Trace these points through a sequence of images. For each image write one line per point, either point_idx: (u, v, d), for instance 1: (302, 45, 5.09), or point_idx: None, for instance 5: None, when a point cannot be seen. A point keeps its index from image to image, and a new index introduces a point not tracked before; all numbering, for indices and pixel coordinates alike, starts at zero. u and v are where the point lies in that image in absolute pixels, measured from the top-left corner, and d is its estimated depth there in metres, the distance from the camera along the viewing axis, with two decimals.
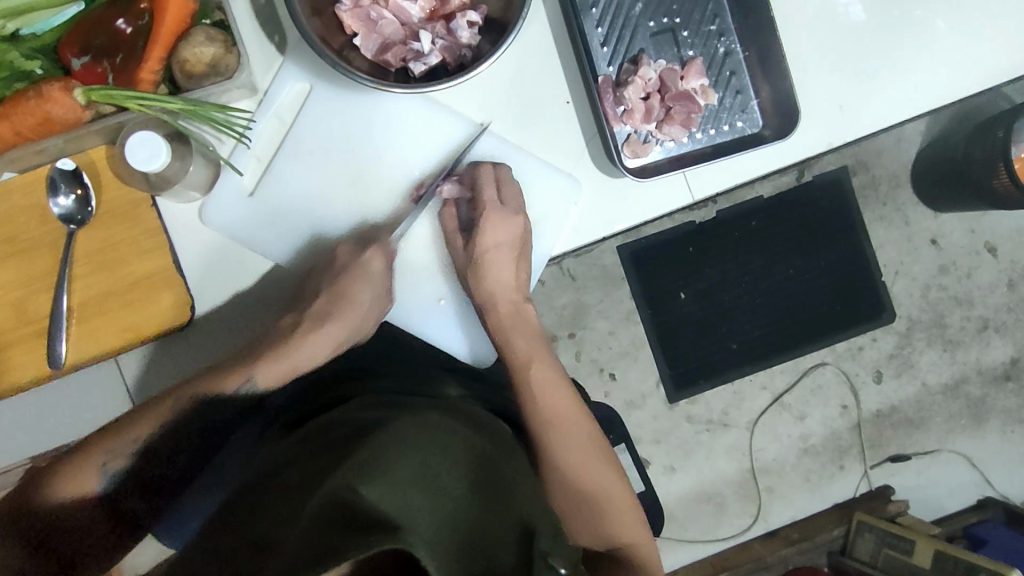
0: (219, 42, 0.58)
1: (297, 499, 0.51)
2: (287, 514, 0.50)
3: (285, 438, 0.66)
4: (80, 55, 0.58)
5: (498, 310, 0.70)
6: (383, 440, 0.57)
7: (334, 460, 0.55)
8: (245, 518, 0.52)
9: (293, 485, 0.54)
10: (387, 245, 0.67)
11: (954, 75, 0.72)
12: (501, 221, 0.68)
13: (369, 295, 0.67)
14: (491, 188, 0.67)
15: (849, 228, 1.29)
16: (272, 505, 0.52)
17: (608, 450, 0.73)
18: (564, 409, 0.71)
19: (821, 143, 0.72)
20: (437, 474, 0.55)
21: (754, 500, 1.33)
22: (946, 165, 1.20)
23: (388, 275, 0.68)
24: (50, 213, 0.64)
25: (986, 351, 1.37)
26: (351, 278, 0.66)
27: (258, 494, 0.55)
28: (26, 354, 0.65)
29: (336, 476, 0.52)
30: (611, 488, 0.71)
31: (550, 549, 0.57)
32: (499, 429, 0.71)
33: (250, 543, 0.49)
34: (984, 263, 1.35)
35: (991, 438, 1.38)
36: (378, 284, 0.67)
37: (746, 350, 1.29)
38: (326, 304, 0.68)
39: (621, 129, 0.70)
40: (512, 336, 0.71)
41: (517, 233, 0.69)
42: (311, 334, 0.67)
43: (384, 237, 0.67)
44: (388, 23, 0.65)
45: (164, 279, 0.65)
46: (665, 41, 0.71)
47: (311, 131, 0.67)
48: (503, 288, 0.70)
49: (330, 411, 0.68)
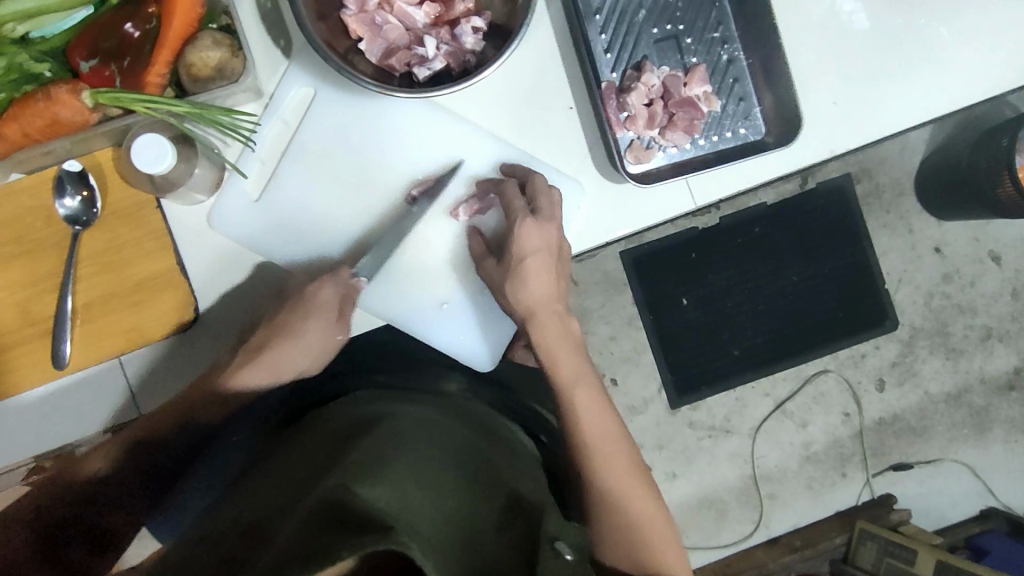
0: (225, 46, 0.59)
1: (291, 499, 0.50)
2: (281, 513, 0.49)
3: (277, 447, 0.65)
4: (88, 59, 0.59)
5: (541, 319, 0.68)
6: (378, 448, 0.56)
7: (328, 466, 0.54)
8: (240, 512, 0.52)
9: (286, 487, 0.53)
10: (343, 280, 0.65)
11: (957, 84, 0.73)
12: (539, 228, 0.66)
13: (311, 331, 0.67)
14: (520, 198, 0.66)
15: (852, 236, 1.29)
16: (266, 501, 0.52)
17: (646, 475, 0.72)
18: (606, 431, 0.70)
19: (824, 151, 0.72)
20: (433, 471, 0.55)
21: (756, 507, 1.33)
22: (950, 173, 1.20)
23: (334, 309, 0.66)
24: (55, 213, 0.64)
25: (990, 360, 1.36)
26: (293, 310, 0.66)
27: (251, 498, 0.54)
28: (30, 354, 0.65)
29: (331, 478, 0.51)
30: (653, 517, 0.70)
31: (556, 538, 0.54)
32: (520, 448, 0.71)
33: (241, 532, 0.49)
34: (988, 272, 1.35)
35: (995, 447, 1.37)
36: (324, 314, 0.66)
37: (748, 356, 1.29)
38: (265, 338, 0.67)
39: (624, 135, 0.71)
40: (557, 356, 0.69)
41: (553, 240, 0.67)
42: (248, 365, 0.66)
43: (337, 270, 0.66)
44: (393, 29, 0.65)
45: (169, 281, 0.66)
46: (668, 48, 0.71)
47: (317, 135, 0.68)
48: (543, 300, 0.68)
49: (324, 416, 0.67)
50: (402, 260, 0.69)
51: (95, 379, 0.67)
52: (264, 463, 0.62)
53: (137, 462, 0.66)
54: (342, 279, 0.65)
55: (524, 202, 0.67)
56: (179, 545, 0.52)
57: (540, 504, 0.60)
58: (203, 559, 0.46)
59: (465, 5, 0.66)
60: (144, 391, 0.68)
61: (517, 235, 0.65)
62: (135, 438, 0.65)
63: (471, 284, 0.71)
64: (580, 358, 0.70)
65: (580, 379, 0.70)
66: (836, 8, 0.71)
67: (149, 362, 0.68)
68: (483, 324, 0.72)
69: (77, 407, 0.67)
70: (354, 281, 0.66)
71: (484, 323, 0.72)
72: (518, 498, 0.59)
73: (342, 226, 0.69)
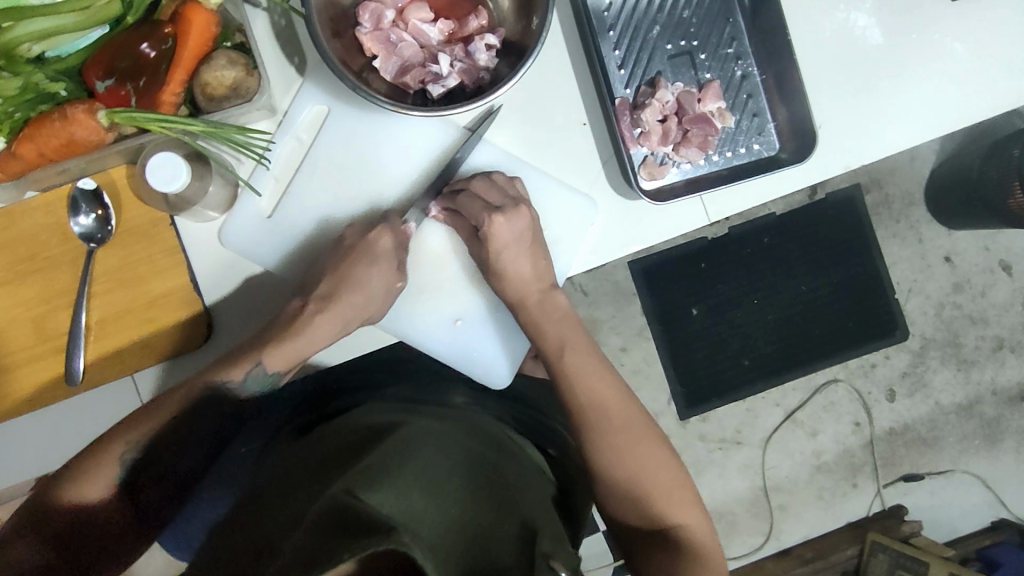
0: (239, 65, 0.59)
1: (299, 508, 0.50)
2: (289, 524, 0.49)
3: (281, 459, 0.65)
4: (105, 79, 0.58)
5: (525, 302, 0.67)
6: (384, 453, 0.56)
7: (335, 474, 0.54)
8: (250, 531, 0.51)
9: (293, 502, 0.52)
10: (397, 227, 0.65)
11: (969, 100, 0.72)
12: (507, 221, 0.64)
13: (371, 284, 0.65)
14: (493, 193, 0.65)
15: (863, 246, 1.28)
16: (275, 515, 0.52)
17: (657, 434, 0.68)
18: (612, 400, 0.67)
19: (839, 166, 0.72)
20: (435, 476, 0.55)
21: (766, 519, 1.32)
22: (961, 183, 1.19)
23: (394, 258, 0.65)
24: (70, 231, 0.64)
25: (1001, 371, 1.35)
26: (355, 259, 0.64)
27: (258, 510, 0.54)
28: (44, 371, 0.65)
29: (337, 482, 0.51)
30: (662, 476, 0.66)
31: (554, 550, 0.54)
32: (526, 460, 0.69)
33: (253, 553, 0.48)
34: (999, 282, 1.34)
35: (1006, 458, 1.36)
36: (385, 263, 0.65)
37: (758, 366, 1.28)
38: (330, 287, 0.65)
39: (638, 151, 0.70)
40: (563, 339, 0.68)
41: (524, 228, 0.66)
42: (321, 313, 0.64)
43: (395, 218, 0.66)
44: (408, 46, 0.65)
45: (180, 297, 0.66)
46: (682, 64, 0.71)
47: (330, 153, 0.67)
48: (523, 282, 0.67)
49: (327, 428, 0.66)
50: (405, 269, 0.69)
51: (113, 391, 0.69)
52: (273, 472, 0.62)
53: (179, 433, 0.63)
54: (399, 227, 0.66)
55: (484, 202, 0.65)
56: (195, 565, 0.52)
57: (541, 514, 0.59)
58: None
59: (478, 23, 0.66)
60: None
61: (487, 236, 0.64)
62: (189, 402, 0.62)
63: (483, 298, 0.71)
64: (578, 334, 0.69)
65: (571, 345, 0.68)
66: (851, 22, 0.71)
67: (163, 377, 0.68)
68: (499, 337, 0.72)
69: (94, 420, 0.69)
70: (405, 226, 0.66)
71: (499, 338, 0.72)
72: (519, 506, 0.58)
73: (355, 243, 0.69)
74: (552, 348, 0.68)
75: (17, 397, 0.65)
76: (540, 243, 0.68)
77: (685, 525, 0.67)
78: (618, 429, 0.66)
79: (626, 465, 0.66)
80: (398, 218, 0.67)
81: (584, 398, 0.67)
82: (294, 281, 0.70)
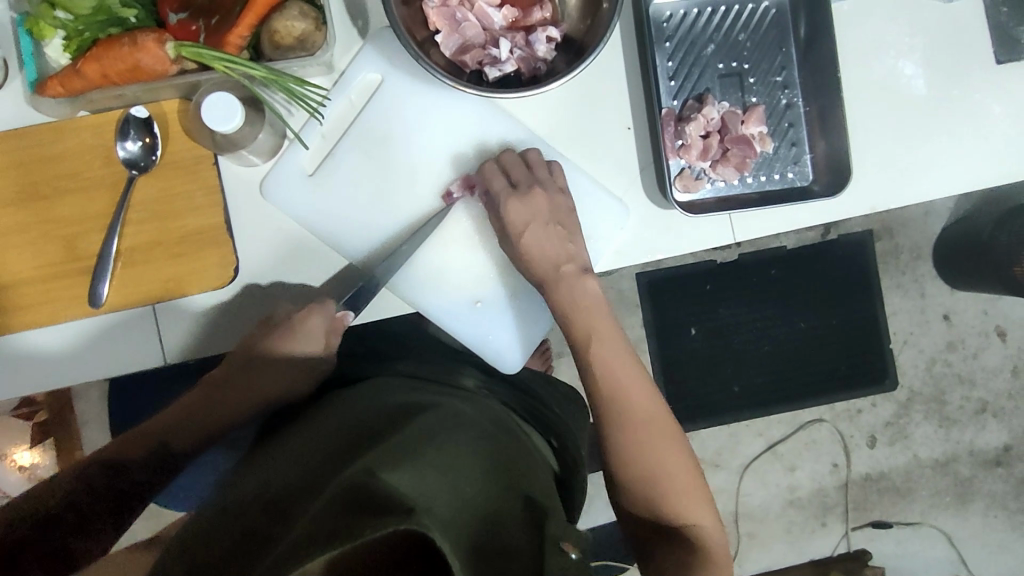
0: (311, 19, 0.60)
1: (317, 476, 0.50)
2: (304, 489, 0.48)
3: (291, 430, 0.63)
4: (179, 12, 0.60)
5: (555, 282, 0.67)
6: (405, 434, 0.54)
7: (353, 449, 0.53)
8: (263, 486, 0.51)
9: (310, 468, 0.51)
10: (330, 311, 0.66)
11: (995, 163, 0.74)
12: (522, 200, 0.66)
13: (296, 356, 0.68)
14: (516, 168, 0.67)
15: (868, 292, 1.30)
16: (290, 477, 0.51)
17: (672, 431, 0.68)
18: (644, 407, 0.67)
19: (865, 207, 0.74)
20: (455, 460, 0.52)
21: (733, 544, 1.35)
22: (969, 245, 1.22)
23: (322, 337, 0.68)
24: (114, 155, 0.65)
25: (982, 433, 1.38)
26: (286, 336, 0.66)
27: (273, 473, 0.53)
28: (68, 288, 0.66)
29: (359, 459, 0.50)
30: (677, 472, 0.66)
31: (561, 536, 0.51)
32: (538, 454, 0.68)
33: (264, 507, 0.48)
34: (992, 346, 1.37)
35: (974, 519, 1.39)
36: (315, 341, 0.68)
37: (747, 395, 1.30)
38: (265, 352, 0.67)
39: (676, 162, 0.72)
40: (594, 328, 0.68)
41: (542, 212, 0.67)
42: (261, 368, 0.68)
43: (329, 303, 0.67)
44: (471, 26, 0.66)
45: (213, 237, 0.67)
46: (731, 84, 0.72)
47: (379, 120, 0.69)
48: (550, 263, 0.67)
49: (343, 402, 0.65)
50: (433, 247, 0.70)
51: (127, 324, 0.68)
52: (290, 436, 0.61)
53: (104, 482, 0.62)
54: (330, 312, 0.67)
55: (504, 181, 0.67)
56: (201, 517, 0.51)
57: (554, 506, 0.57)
58: (224, 536, 0.46)
59: (542, 15, 0.67)
60: (174, 341, 0.69)
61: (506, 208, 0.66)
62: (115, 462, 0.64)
63: (506, 286, 0.72)
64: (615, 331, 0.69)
65: (598, 336, 0.68)
66: (898, 70, 0.73)
67: (184, 317, 0.69)
68: (513, 327, 0.73)
69: (104, 352, 0.68)
70: (340, 315, 0.67)
71: (515, 328, 0.73)
72: (535, 495, 0.55)
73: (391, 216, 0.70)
74: (578, 334, 0.68)
75: (36, 311, 0.66)
76: (571, 227, 0.68)
77: (695, 522, 0.66)
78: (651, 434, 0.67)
79: (639, 454, 0.66)
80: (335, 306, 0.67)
81: (611, 384, 0.67)
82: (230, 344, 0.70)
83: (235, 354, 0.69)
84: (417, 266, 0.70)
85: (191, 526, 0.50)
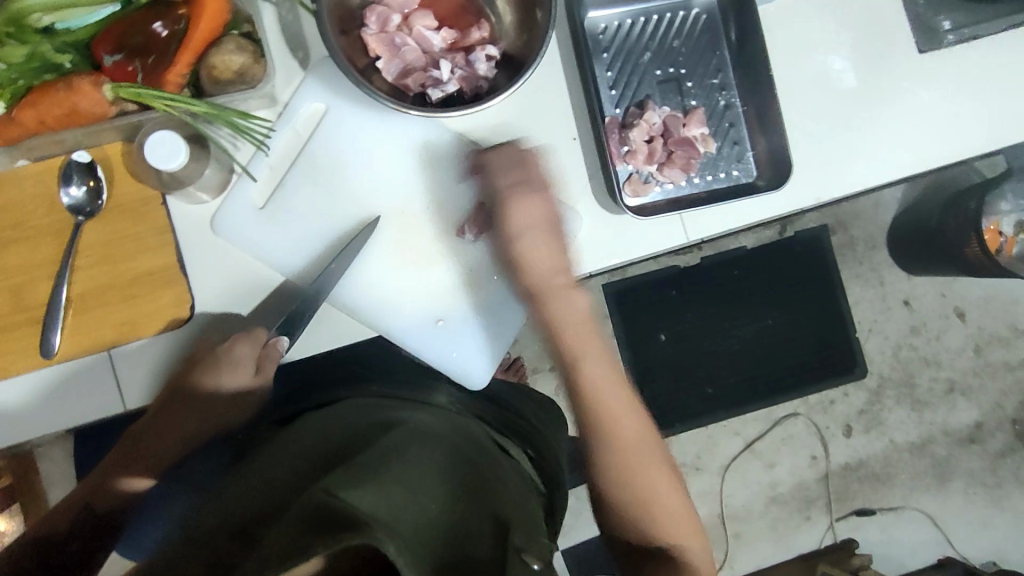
0: (248, 52, 0.61)
1: (281, 499, 0.49)
2: (269, 514, 0.48)
3: (257, 454, 0.63)
4: (114, 53, 0.60)
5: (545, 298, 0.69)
6: (368, 453, 0.54)
7: (317, 470, 0.52)
8: (228, 512, 0.51)
9: (275, 492, 0.51)
10: (257, 338, 0.66)
11: (928, 148, 0.77)
12: (529, 204, 0.67)
13: (227, 387, 0.68)
14: (503, 172, 0.67)
15: (829, 285, 1.33)
16: (254, 501, 0.51)
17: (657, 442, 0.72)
18: (636, 431, 0.70)
19: (810, 197, 0.76)
20: (418, 476, 0.52)
21: (722, 546, 1.35)
22: (920, 230, 1.26)
23: (253, 363, 0.67)
24: (59, 202, 0.65)
25: (953, 413, 1.41)
26: (216, 367, 0.66)
27: (240, 497, 0.53)
28: (18, 340, 0.65)
29: (322, 479, 0.50)
30: (667, 498, 0.69)
31: (526, 544, 0.51)
32: (509, 465, 0.67)
33: (229, 533, 0.48)
34: (953, 327, 1.40)
35: (955, 498, 1.41)
36: (244, 371, 0.67)
37: (722, 395, 1.32)
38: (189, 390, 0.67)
39: (624, 168, 0.74)
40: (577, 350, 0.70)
41: (542, 218, 0.68)
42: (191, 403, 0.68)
43: (260, 332, 0.66)
44: (411, 50, 0.67)
45: (166, 277, 0.66)
46: (670, 89, 0.74)
47: (328, 147, 0.69)
48: (546, 270, 0.68)
49: (308, 424, 0.64)
50: (393, 268, 0.70)
51: (84, 372, 0.66)
52: (254, 462, 0.60)
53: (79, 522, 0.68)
54: (261, 340, 0.66)
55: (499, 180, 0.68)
56: (167, 550, 0.51)
57: (521, 515, 0.57)
58: (189, 564, 0.45)
59: (480, 34, 0.69)
60: (134, 387, 0.68)
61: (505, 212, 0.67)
62: (83, 502, 0.68)
63: (467, 302, 0.72)
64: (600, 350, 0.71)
65: (580, 356, 0.70)
66: (828, 65, 0.76)
67: (144, 360, 0.68)
68: (475, 341, 0.73)
69: (61, 403, 0.67)
70: (271, 341, 0.66)
71: (480, 342, 0.73)
72: (501, 506, 0.55)
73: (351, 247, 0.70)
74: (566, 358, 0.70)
75: None
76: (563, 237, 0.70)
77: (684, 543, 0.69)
78: (644, 458, 0.70)
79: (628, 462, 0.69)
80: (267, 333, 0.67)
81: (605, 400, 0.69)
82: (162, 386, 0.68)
83: (162, 400, 0.68)
84: (374, 291, 0.70)
85: (159, 559, 0.50)
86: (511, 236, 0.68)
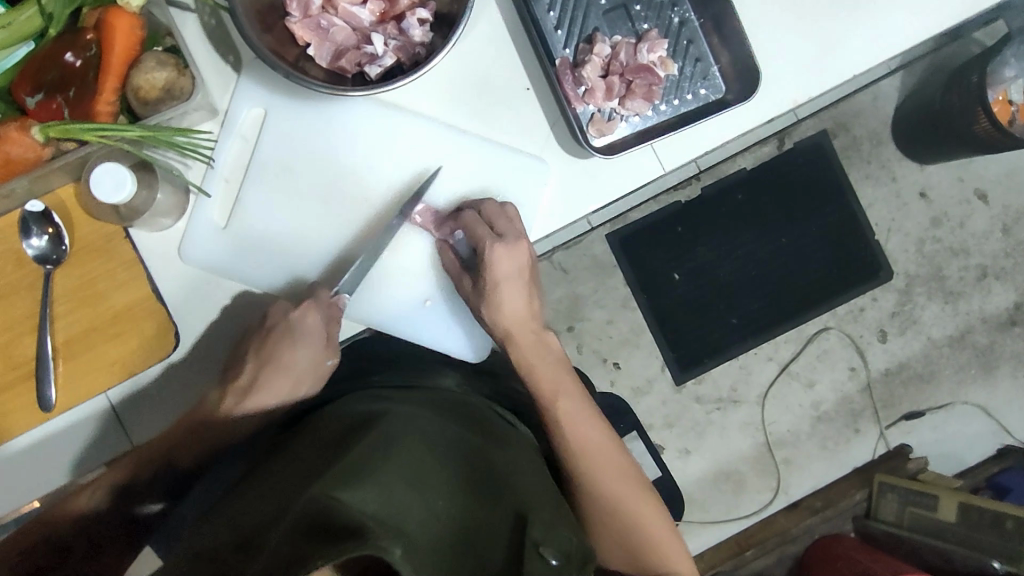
0: (170, 65, 0.58)
1: (282, 504, 0.49)
2: (270, 521, 0.47)
3: (268, 458, 0.61)
4: (34, 94, 0.59)
5: (518, 333, 0.70)
6: (366, 444, 0.53)
7: (317, 469, 0.52)
8: (232, 527, 0.50)
9: (277, 497, 0.50)
10: (325, 300, 0.66)
11: (905, 25, 0.72)
12: (510, 250, 0.66)
13: (298, 361, 0.67)
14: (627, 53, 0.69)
15: (836, 189, 1.28)
16: (257, 510, 0.50)
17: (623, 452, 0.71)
18: (599, 443, 0.70)
19: (787, 102, 0.72)
20: (422, 469, 0.51)
21: (774, 475, 1.32)
22: (925, 116, 1.19)
23: (322, 332, 0.67)
24: (26, 255, 0.64)
25: (988, 299, 1.35)
26: (278, 340, 0.65)
27: (243, 507, 0.52)
28: (16, 400, 0.65)
29: (319, 479, 0.49)
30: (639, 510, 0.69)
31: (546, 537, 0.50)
32: (513, 435, 0.66)
33: (235, 544, 0.47)
34: (976, 211, 1.33)
35: (1004, 385, 1.36)
36: (311, 341, 0.66)
37: (747, 323, 1.29)
38: (253, 371, 0.67)
39: (585, 110, 0.69)
40: (534, 367, 0.71)
41: (524, 257, 0.68)
42: (242, 399, 0.67)
43: (324, 291, 0.66)
44: (339, 30, 0.65)
45: (145, 309, 0.65)
46: (617, 17, 0.70)
47: (276, 149, 0.67)
48: (518, 319, 0.70)
49: (310, 425, 0.63)
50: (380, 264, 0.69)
51: (85, 416, 0.66)
52: (262, 467, 0.60)
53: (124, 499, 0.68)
54: (324, 300, 0.66)
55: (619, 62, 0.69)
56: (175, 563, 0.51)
57: (536, 499, 0.55)
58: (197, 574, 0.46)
59: None
60: (134, 419, 0.67)
61: (491, 258, 0.66)
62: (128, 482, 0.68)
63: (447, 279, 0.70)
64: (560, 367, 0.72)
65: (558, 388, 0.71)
66: None
67: (137, 393, 0.67)
68: (459, 318, 0.72)
69: (68, 448, 0.67)
70: (334, 300, 0.66)
71: (466, 317, 0.72)
72: (513, 494, 0.54)
73: (325, 246, 0.69)
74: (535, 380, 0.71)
75: None
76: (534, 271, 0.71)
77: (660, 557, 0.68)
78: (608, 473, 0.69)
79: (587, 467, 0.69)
80: (331, 290, 0.67)
81: (573, 445, 0.69)
82: (217, 369, 0.68)
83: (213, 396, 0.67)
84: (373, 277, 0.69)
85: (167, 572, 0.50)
86: (494, 277, 0.67)
